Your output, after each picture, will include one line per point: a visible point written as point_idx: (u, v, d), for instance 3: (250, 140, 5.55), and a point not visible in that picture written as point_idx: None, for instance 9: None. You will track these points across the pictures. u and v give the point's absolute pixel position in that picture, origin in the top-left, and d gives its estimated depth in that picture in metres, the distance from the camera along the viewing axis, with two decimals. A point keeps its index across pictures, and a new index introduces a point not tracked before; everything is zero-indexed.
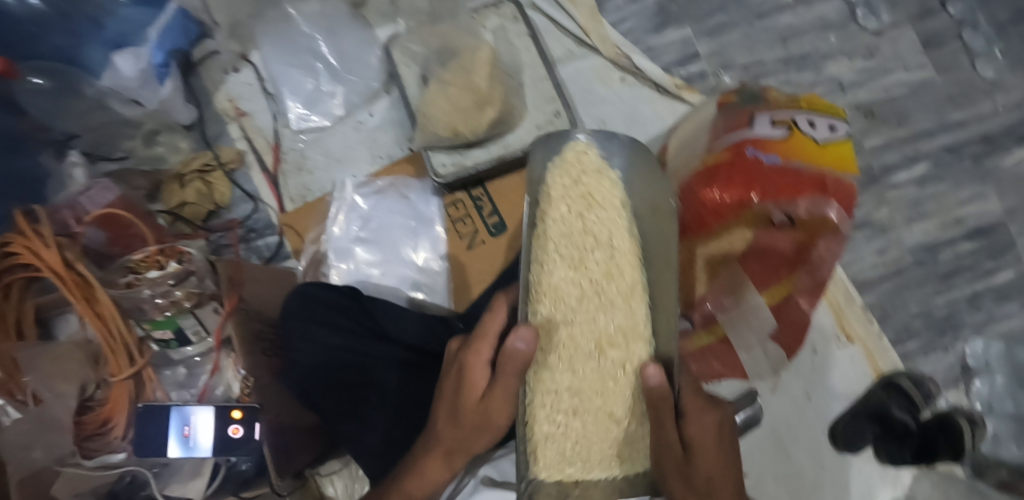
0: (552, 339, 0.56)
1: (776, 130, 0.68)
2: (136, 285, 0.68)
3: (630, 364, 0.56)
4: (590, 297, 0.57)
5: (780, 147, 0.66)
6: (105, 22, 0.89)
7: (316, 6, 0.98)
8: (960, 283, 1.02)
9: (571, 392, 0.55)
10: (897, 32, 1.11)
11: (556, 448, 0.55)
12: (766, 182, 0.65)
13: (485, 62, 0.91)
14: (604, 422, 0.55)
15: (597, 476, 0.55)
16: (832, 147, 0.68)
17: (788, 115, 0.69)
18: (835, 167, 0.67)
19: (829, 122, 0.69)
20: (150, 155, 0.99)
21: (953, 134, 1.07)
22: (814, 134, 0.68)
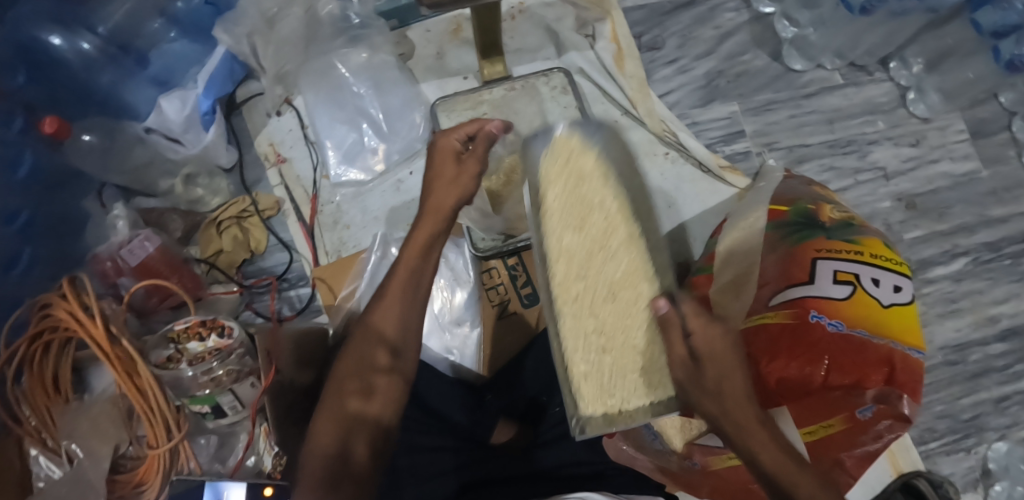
0: (564, 287, 0.62)
1: (840, 286, 0.68)
2: (177, 360, 0.70)
3: (640, 300, 0.60)
4: (593, 250, 0.62)
5: (846, 312, 0.66)
6: (150, 61, 0.96)
7: (364, 57, 0.98)
8: (987, 384, 1.01)
9: (598, 333, 0.60)
10: (946, 120, 1.09)
11: (594, 385, 0.59)
12: (832, 346, 0.64)
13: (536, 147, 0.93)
14: (630, 352, 0.60)
15: (636, 404, 0.59)
16: (896, 311, 0.67)
17: (851, 269, 0.69)
18: (903, 338, 0.65)
19: (896, 283, 0.68)
20: (190, 198, 0.97)
21: (994, 230, 1.06)
22: (879, 295, 0.67)
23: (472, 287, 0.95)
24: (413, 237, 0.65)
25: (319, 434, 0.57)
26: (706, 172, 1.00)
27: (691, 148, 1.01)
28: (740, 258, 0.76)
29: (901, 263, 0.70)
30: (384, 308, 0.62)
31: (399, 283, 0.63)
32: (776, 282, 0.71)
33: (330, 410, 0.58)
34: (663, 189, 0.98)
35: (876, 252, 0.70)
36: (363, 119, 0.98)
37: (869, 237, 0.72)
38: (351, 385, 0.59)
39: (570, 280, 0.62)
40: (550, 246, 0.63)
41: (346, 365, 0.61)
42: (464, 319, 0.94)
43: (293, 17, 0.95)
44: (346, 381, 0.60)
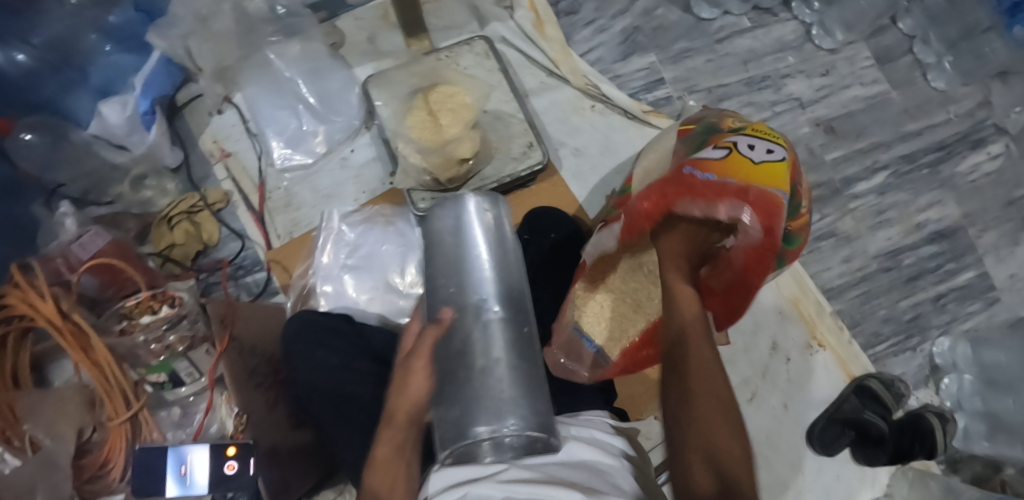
0: (442, 134, 0.88)
1: (717, 151, 0.75)
2: (130, 331, 0.73)
3: (429, 99, 0.90)
4: (422, 116, 0.89)
5: (718, 166, 0.72)
6: (90, 71, 0.98)
7: (297, 49, 1.02)
8: (924, 285, 1.07)
9: (454, 121, 0.88)
10: (852, 50, 1.17)
11: (467, 124, 0.89)
12: (695, 185, 0.69)
13: (463, 106, 0.89)
14: (453, 108, 0.89)
15: (460, 97, 0.90)
16: (768, 165, 0.73)
17: (730, 139, 0.76)
18: (763, 181, 0.72)
19: (769, 146, 0.75)
20: (139, 199, 1.00)
21: (910, 144, 1.13)
22: (753, 154, 0.74)
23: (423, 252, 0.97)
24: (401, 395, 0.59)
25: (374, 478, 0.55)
26: (632, 118, 1.06)
27: (615, 97, 1.06)
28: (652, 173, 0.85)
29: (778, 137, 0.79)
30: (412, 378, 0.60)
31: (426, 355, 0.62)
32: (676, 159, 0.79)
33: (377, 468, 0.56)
34: (593, 139, 1.05)
35: (761, 132, 0.78)
36: (300, 105, 1.02)
37: (760, 125, 0.80)
38: (408, 432, 0.58)
39: (436, 133, 0.88)
40: (416, 128, 0.89)
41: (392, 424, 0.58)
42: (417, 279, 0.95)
43: (224, 15, 0.98)
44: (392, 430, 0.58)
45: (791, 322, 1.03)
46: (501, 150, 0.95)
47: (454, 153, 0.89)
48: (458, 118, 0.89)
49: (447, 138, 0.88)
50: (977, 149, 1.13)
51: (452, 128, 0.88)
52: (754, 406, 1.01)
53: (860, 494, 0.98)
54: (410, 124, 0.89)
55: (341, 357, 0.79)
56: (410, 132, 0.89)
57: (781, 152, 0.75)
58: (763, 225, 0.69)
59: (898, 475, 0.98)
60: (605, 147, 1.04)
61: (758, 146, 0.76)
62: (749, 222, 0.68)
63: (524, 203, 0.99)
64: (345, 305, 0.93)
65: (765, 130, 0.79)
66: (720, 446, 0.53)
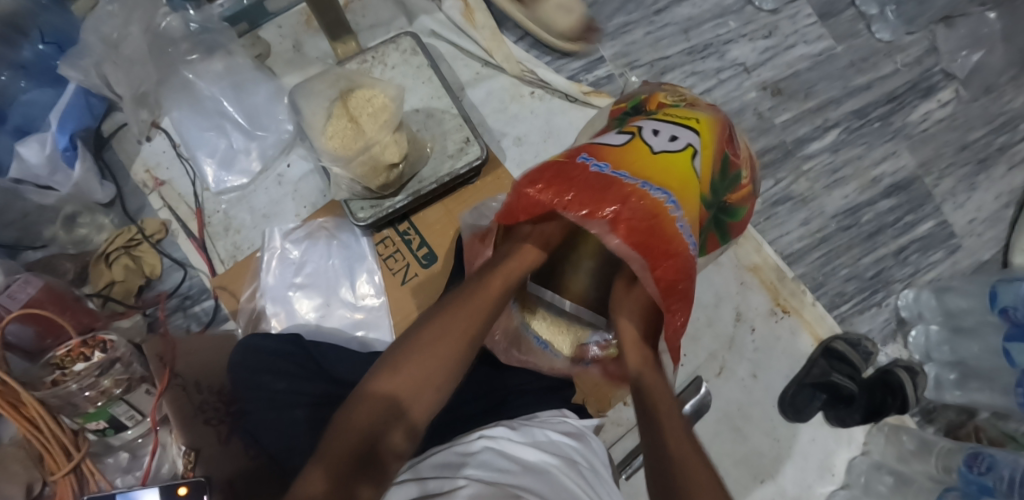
0: (363, 141, 0.85)
1: (621, 137, 0.69)
2: (62, 380, 0.69)
3: (347, 105, 0.87)
4: (341, 124, 0.85)
5: (616, 154, 0.66)
6: (9, 112, 0.94)
7: (221, 65, 0.98)
8: (885, 240, 1.05)
9: (375, 126, 0.85)
10: (793, 8, 1.14)
11: (388, 128, 0.85)
12: (580, 183, 0.62)
13: (383, 108, 0.86)
14: (373, 111, 0.86)
15: (377, 98, 0.87)
16: (669, 155, 0.67)
17: (637, 124, 0.71)
18: (664, 175, 0.65)
19: (674, 133, 0.70)
20: (74, 239, 0.97)
21: (860, 98, 1.11)
22: (653, 142, 0.68)
23: (371, 262, 0.95)
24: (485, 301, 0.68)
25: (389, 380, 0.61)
26: (574, 101, 1.03)
27: (554, 82, 1.02)
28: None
29: (697, 117, 0.74)
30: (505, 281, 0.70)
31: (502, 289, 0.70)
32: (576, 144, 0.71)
33: (393, 382, 0.61)
34: (534, 126, 1.02)
35: (677, 115, 0.74)
36: (228, 123, 0.98)
37: (676, 108, 0.76)
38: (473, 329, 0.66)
39: (356, 141, 0.85)
40: (333, 137, 0.85)
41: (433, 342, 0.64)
42: (368, 290, 0.94)
43: (134, 37, 0.93)
44: (426, 349, 0.63)
45: (752, 291, 1.02)
46: (436, 148, 0.92)
47: (380, 158, 0.85)
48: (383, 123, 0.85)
49: (370, 144, 0.84)
50: (927, 97, 1.11)
51: (373, 133, 0.85)
52: (723, 380, 1.00)
53: (836, 454, 0.98)
54: (328, 131, 0.85)
55: (291, 379, 0.79)
56: (329, 142, 0.85)
57: (687, 138, 0.70)
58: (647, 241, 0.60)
59: (873, 432, 0.98)
60: (547, 131, 1.02)
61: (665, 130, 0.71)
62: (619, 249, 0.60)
63: (468, 202, 0.97)
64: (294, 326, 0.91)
65: (680, 112, 0.75)
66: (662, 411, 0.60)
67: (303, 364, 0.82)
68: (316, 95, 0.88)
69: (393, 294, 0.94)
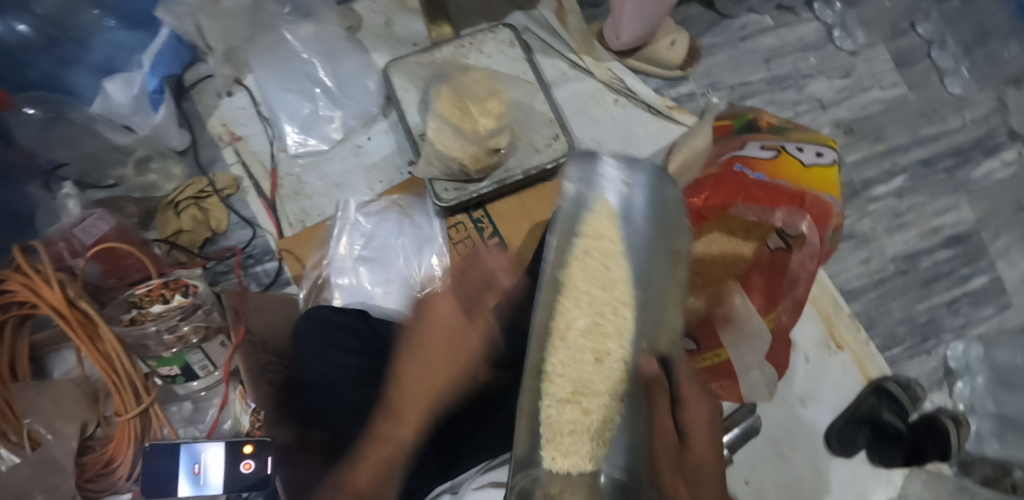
0: (473, 126, 0.87)
1: (765, 153, 0.72)
2: (140, 321, 0.67)
3: (449, 90, 0.88)
4: (454, 109, 0.87)
5: (768, 166, 0.70)
6: (93, 46, 0.91)
7: (311, 31, 0.98)
8: (940, 289, 1.07)
9: (482, 113, 0.88)
10: (871, 52, 1.16)
11: (493, 115, 0.88)
12: (747, 187, 0.68)
13: (493, 98, 0.89)
14: (481, 100, 0.89)
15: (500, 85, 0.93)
16: (818, 170, 0.70)
17: (776, 142, 0.73)
18: (817, 186, 0.68)
19: (818, 148, 0.72)
20: (143, 182, 0.95)
21: (927, 148, 1.13)
22: (802, 156, 0.71)
23: (442, 244, 0.93)
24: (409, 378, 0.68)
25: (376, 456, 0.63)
26: (656, 113, 1.04)
27: (639, 92, 1.05)
28: (692, 159, 0.80)
29: (827, 138, 0.75)
30: (439, 335, 0.70)
31: (444, 327, 0.70)
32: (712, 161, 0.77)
33: (368, 462, 0.63)
34: (614, 132, 1.03)
35: (802, 136, 0.75)
36: (316, 88, 0.98)
37: (803, 131, 0.76)
38: (432, 367, 0.69)
39: (468, 124, 0.86)
40: (440, 121, 0.86)
41: (412, 392, 0.67)
42: (435, 273, 0.92)
43: None
44: (407, 404, 0.67)
45: (808, 320, 1.03)
46: (525, 140, 0.93)
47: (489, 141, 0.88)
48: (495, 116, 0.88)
49: (481, 129, 0.87)
50: (991, 155, 1.13)
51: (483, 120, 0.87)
52: (772, 405, 1.00)
53: (874, 493, 0.97)
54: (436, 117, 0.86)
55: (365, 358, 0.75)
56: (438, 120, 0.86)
57: (832, 155, 0.71)
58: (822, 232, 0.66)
59: (913, 476, 0.97)
60: (625, 140, 1.02)
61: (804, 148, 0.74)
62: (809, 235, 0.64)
63: (544, 198, 0.97)
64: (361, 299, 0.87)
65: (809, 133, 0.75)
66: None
67: (361, 357, 0.76)
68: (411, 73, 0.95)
69: None
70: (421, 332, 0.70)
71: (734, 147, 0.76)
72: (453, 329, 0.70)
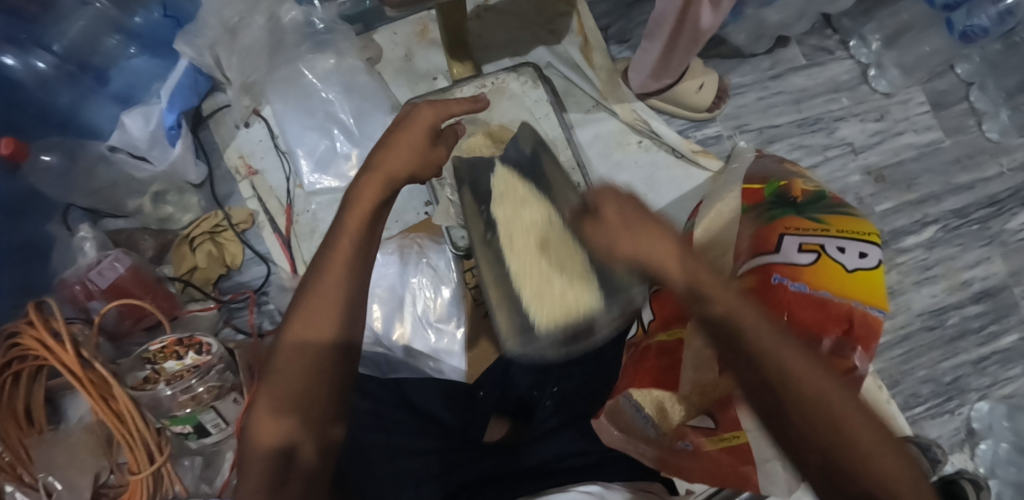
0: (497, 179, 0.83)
1: (803, 255, 0.67)
2: (154, 380, 0.69)
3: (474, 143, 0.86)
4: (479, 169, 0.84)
5: (808, 275, 0.65)
6: (110, 78, 0.91)
7: (331, 63, 0.97)
8: (966, 347, 1.04)
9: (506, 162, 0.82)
10: (908, 93, 1.11)
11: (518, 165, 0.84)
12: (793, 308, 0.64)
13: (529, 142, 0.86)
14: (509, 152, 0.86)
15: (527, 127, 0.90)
16: (864, 274, 0.65)
17: (817, 239, 0.67)
18: (864, 295, 0.64)
19: (863, 248, 0.66)
20: (159, 216, 0.93)
21: (960, 197, 1.09)
22: (845, 260, 0.65)
23: (456, 288, 0.92)
24: (354, 205, 0.61)
25: (261, 427, 0.55)
26: (680, 157, 1.01)
27: (665, 135, 1.02)
28: (718, 241, 0.75)
29: (872, 232, 0.68)
30: (362, 194, 0.61)
31: (404, 148, 0.63)
32: (746, 256, 0.71)
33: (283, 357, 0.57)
34: (636, 177, 1.01)
35: (846, 227, 0.68)
36: (334, 125, 0.96)
37: (843, 215, 0.70)
38: (337, 278, 0.58)
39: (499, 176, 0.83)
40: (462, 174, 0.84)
41: (321, 304, 0.57)
42: (447, 317, 0.92)
43: (255, 26, 0.93)
44: (303, 318, 0.57)
45: None
46: None
47: None
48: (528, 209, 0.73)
49: None
50: None
51: None
52: None
53: None
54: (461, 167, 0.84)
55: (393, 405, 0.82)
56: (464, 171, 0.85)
57: (878, 255, 0.65)
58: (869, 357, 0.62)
59: None
60: (649, 184, 1.00)
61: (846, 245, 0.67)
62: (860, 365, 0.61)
63: None
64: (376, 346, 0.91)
65: (851, 223, 0.69)
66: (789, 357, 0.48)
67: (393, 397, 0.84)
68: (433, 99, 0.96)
69: (476, 329, 0.90)
70: (348, 205, 0.61)
71: (770, 240, 0.70)
72: (343, 280, 0.58)
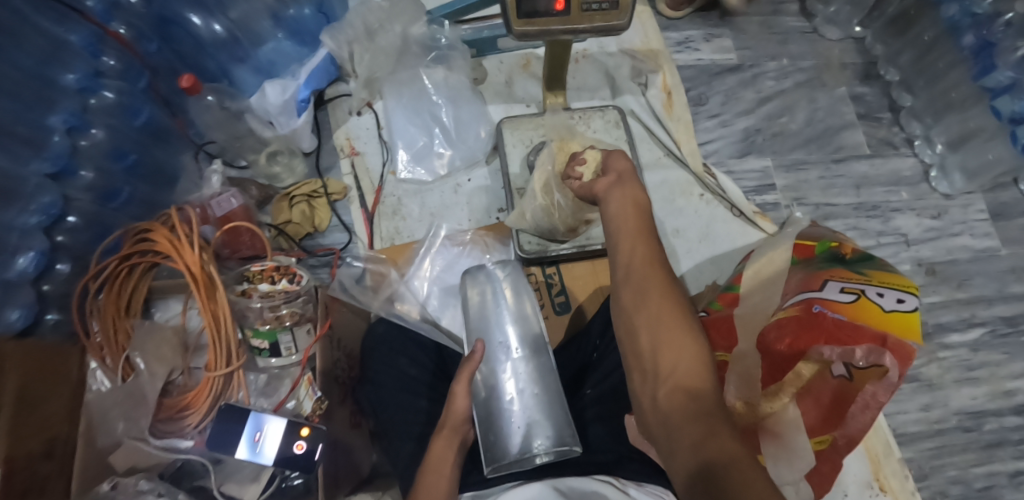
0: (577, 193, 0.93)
1: (843, 295, 0.70)
2: (249, 294, 0.78)
3: (557, 151, 0.95)
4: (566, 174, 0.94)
5: (847, 309, 0.68)
6: (260, 51, 1.07)
7: (442, 75, 1.10)
8: (1002, 456, 1.02)
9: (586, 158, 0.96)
10: (967, 199, 1.16)
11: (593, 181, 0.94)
12: (829, 332, 0.66)
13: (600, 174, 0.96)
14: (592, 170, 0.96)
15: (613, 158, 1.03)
16: (899, 316, 0.66)
17: (858, 286, 0.71)
18: (898, 332, 0.64)
19: (900, 295, 0.69)
20: (268, 172, 1.07)
21: (1013, 306, 1.10)
22: (883, 302, 0.68)
23: None
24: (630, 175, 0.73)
25: (434, 452, 0.70)
26: (739, 215, 1.09)
27: (729, 191, 1.11)
28: (766, 284, 0.82)
29: (912, 284, 0.70)
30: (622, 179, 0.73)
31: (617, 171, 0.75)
32: (793, 294, 0.76)
33: (449, 419, 0.72)
34: (695, 224, 1.08)
35: (886, 280, 0.72)
36: (436, 126, 1.10)
37: (885, 271, 0.75)
38: (450, 439, 0.71)
39: None
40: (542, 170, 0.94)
41: (433, 467, 0.69)
42: None
43: (391, 33, 1.09)
44: (434, 477, 0.68)
45: (857, 457, 0.99)
46: None
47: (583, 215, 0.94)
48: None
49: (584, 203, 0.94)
50: None
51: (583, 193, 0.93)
52: None
53: None
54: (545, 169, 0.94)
55: (422, 369, 0.87)
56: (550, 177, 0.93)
57: (915, 303, 0.67)
58: (902, 375, 0.62)
59: None
60: (705, 235, 1.07)
61: (884, 293, 0.70)
62: (889, 374, 0.62)
63: None
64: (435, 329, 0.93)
65: (892, 277, 0.72)
66: (669, 353, 0.55)
67: (433, 367, 0.88)
68: (514, 119, 1.06)
69: None
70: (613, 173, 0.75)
71: (815, 286, 0.74)
72: (452, 443, 0.71)
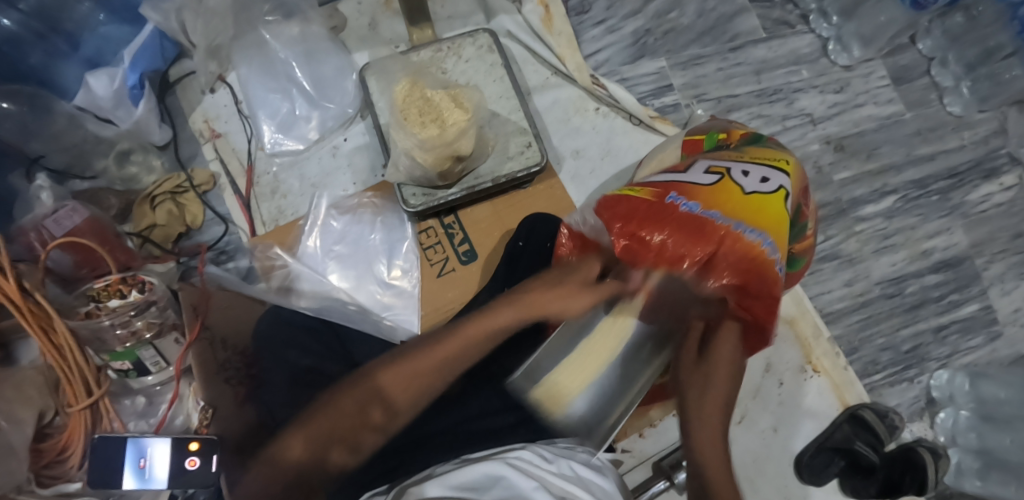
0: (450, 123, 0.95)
1: (708, 177, 0.70)
2: (96, 314, 0.73)
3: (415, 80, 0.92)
4: None
5: (705, 194, 0.67)
6: (81, 40, 0.92)
7: (295, 32, 0.99)
8: (926, 315, 1.03)
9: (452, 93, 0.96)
10: (867, 67, 1.13)
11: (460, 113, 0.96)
12: (675, 226, 0.64)
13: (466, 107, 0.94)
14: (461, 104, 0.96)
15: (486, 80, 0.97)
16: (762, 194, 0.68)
17: (724, 164, 0.71)
18: (761, 212, 0.66)
19: (765, 172, 0.70)
20: (124, 176, 0.96)
21: (922, 168, 1.09)
22: (745, 182, 0.69)
23: (409, 246, 0.94)
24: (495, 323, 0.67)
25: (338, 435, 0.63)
26: (637, 124, 1.03)
27: (623, 100, 1.04)
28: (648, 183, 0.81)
29: (782, 158, 0.73)
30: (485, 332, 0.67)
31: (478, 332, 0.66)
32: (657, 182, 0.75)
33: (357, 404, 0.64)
34: (595, 141, 1.02)
35: (758, 156, 0.74)
36: (294, 88, 0.99)
37: (763, 148, 0.76)
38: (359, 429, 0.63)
39: None
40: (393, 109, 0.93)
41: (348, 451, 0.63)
42: (402, 276, 0.94)
43: None
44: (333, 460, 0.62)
45: (788, 345, 0.98)
46: (497, 146, 0.93)
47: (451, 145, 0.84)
48: (460, 110, 0.84)
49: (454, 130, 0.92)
50: (989, 178, 1.09)
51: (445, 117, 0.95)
52: (743, 428, 0.94)
53: None
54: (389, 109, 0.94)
55: (322, 361, 0.77)
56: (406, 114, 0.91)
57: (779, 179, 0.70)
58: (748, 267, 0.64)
59: None
60: (607, 150, 1.02)
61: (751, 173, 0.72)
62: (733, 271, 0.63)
63: (519, 206, 0.96)
64: (331, 313, 0.85)
65: (762, 155, 0.74)
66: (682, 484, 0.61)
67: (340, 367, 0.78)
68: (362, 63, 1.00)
69: (427, 284, 0.92)
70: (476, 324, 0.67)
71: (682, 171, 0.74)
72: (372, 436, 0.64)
